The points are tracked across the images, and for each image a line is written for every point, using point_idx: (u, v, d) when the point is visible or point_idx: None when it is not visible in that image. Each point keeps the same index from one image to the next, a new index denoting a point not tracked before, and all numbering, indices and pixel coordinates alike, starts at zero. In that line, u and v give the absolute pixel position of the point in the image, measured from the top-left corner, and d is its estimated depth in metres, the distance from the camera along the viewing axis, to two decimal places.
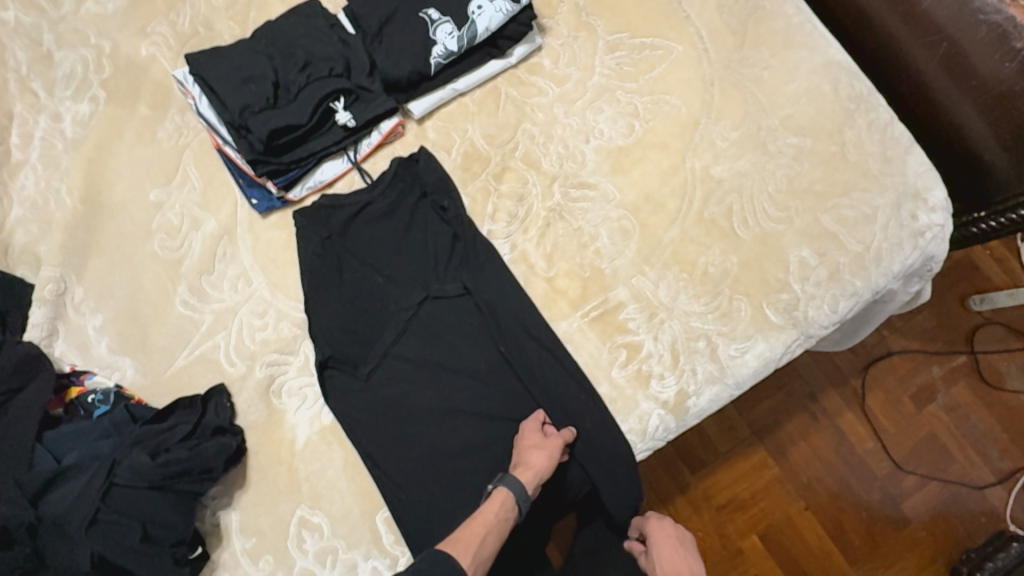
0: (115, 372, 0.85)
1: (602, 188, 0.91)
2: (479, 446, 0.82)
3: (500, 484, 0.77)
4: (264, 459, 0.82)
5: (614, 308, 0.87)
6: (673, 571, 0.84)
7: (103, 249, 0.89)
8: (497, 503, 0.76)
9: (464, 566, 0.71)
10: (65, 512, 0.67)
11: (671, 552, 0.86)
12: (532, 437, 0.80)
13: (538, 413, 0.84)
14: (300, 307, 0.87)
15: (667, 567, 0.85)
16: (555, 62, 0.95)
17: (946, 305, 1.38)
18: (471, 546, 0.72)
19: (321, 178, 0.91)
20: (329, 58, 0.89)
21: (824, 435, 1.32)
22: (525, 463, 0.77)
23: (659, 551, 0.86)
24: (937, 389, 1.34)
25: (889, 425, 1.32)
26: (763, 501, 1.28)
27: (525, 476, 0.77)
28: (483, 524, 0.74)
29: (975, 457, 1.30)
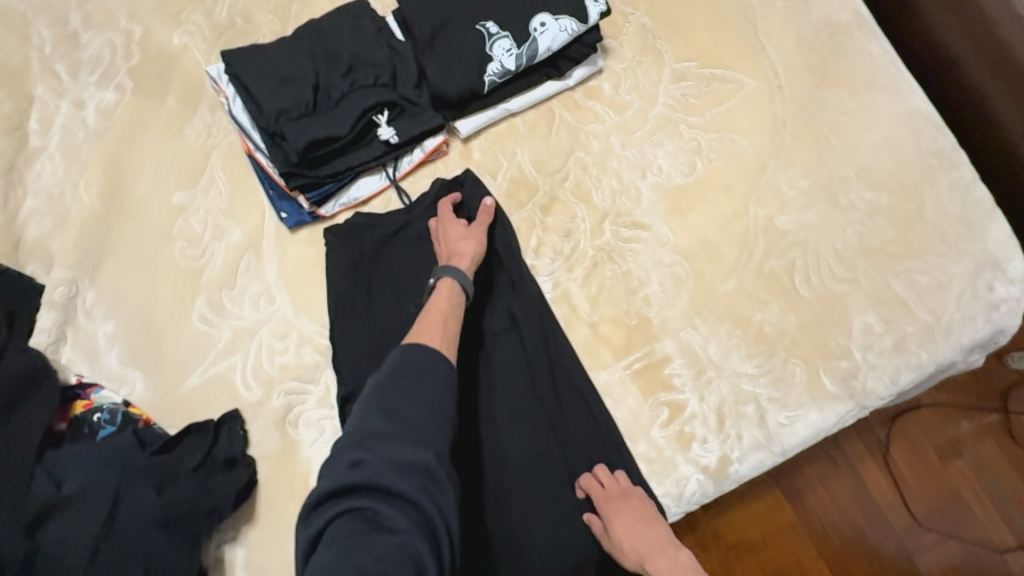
0: (124, 386, 0.79)
1: (656, 229, 0.85)
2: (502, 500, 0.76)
3: (439, 277, 0.75)
4: (275, 493, 0.77)
5: (659, 361, 0.81)
6: (637, 540, 0.73)
7: (119, 252, 0.83)
8: (445, 292, 0.74)
9: (434, 343, 0.67)
10: (66, 548, 0.63)
11: (632, 525, 0.73)
12: (597, 493, 0.75)
13: (446, 202, 0.82)
14: (325, 332, 0.81)
15: (630, 522, 0.73)
16: (616, 88, 0.88)
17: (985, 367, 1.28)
18: (433, 326, 0.69)
19: (357, 195, 0.85)
20: (373, 66, 0.83)
21: (840, 478, 1.20)
22: (459, 252, 0.77)
23: (622, 518, 0.73)
24: (966, 444, 1.20)
25: (910, 476, 1.19)
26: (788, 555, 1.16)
27: (461, 262, 0.77)
28: (437, 312, 0.71)
29: (1002, 525, 1.16)
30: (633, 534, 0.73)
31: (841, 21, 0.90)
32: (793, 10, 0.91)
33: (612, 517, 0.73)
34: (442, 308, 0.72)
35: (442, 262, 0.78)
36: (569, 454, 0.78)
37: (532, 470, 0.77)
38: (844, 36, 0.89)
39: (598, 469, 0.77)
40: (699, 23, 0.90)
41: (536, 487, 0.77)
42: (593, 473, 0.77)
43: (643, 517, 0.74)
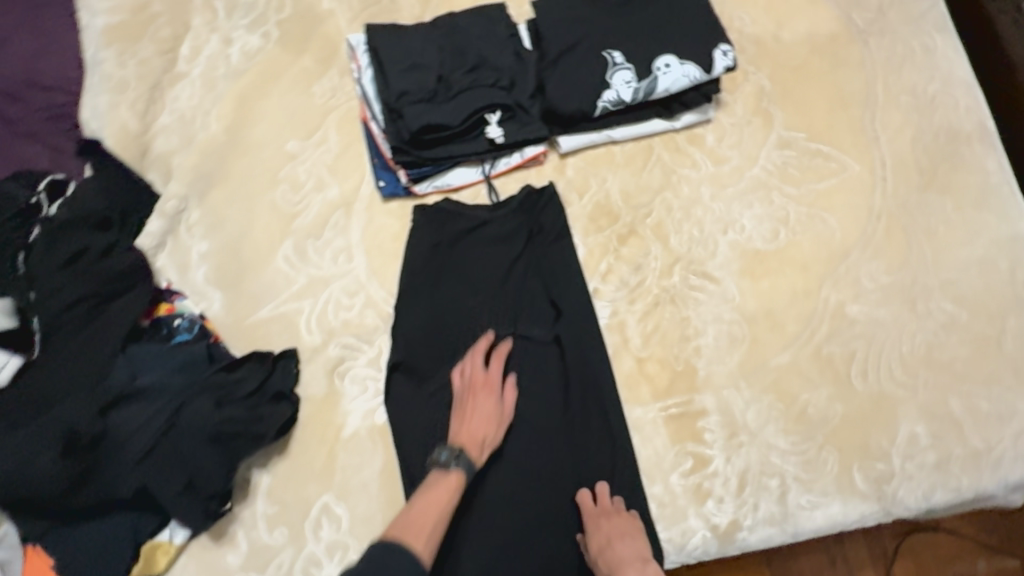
0: (202, 302, 0.86)
1: (723, 285, 0.86)
2: (514, 506, 0.78)
3: (450, 467, 0.74)
4: (309, 434, 0.83)
5: (695, 412, 0.82)
6: (616, 551, 0.73)
7: (227, 181, 0.90)
8: (444, 489, 0.73)
9: (417, 552, 0.67)
10: (128, 435, 0.70)
11: (604, 538, 0.74)
12: (586, 506, 0.77)
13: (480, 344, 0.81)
14: (390, 300, 0.86)
15: (612, 532, 0.74)
16: (719, 141, 0.90)
17: None
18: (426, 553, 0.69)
19: (450, 181, 0.89)
20: (498, 68, 0.87)
21: None
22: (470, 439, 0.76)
23: (605, 528, 0.75)
24: None
25: None
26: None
27: (467, 443, 0.76)
28: (435, 507, 0.71)
29: None
30: (613, 546, 0.74)
31: (963, 130, 0.89)
32: (916, 107, 0.90)
33: (595, 527, 0.75)
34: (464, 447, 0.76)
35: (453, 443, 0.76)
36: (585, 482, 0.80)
37: (549, 484, 0.79)
38: (963, 146, 0.88)
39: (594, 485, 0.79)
40: (818, 99, 0.91)
41: (550, 502, 0.79)
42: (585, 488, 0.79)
43: (624, 530, 0.75)
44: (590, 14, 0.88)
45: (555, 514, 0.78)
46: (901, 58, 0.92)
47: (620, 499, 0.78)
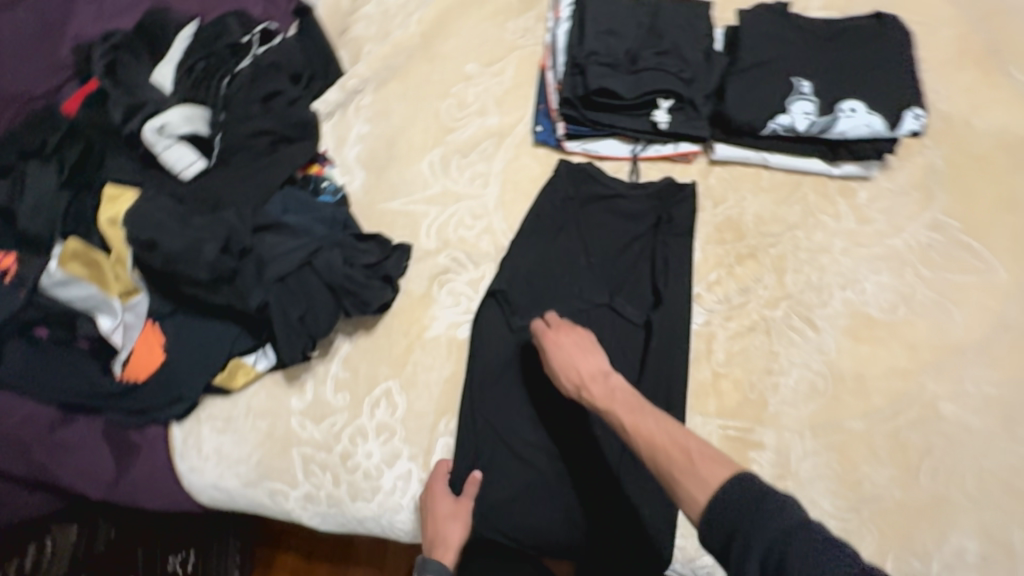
0: (346, 175, 0.94)
1: (822, 336, 0.86)
2: (552, 454, 0.83)
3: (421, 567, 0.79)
4: (397, 323, 0.89)
5: (751, 442, 0.83)
6: (578, 365, 0.76)
7: (404, 79, 0.97)
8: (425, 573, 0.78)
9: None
10: (270, 258, 0.76)
11: (563, 354, 0.77)
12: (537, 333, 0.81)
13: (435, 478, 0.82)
14: (507, 234, 0.91)
15: (570, 352, 0.77)
16: (869, 200, 0.90)
17: None
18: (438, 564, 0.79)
19: (599, 148, 0.93)
20: (686, 60, 0.90)
21: None
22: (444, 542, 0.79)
23: (561, 347, 0.78)
24: None
25: None
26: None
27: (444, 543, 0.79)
28: None
29: None
30: (574, 360, 0.77)
31: None
32: None
33: (554, 347, 0.78)
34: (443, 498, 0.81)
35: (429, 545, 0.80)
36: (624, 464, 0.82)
37: (592, 448, 0.83)
38: None
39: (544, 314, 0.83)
40: (987, 196, 0.88)
41: (587, 466, 0.83)
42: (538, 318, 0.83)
43: (583, 348, 0.78)
44: (792, 39, 0.89)
45: (588, 478, 0.82)
46: None
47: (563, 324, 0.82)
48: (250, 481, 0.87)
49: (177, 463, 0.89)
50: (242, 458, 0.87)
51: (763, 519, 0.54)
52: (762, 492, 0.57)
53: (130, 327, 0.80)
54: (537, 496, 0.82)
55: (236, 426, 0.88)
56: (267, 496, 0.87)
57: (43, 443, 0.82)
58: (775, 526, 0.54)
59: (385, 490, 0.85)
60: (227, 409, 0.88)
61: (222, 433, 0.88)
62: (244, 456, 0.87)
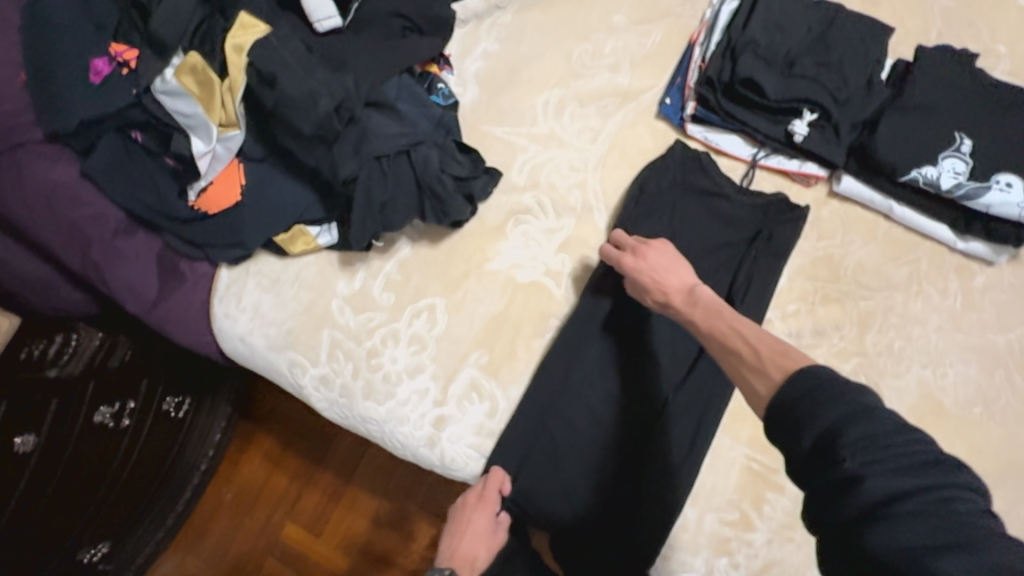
0: (460, 87, 0.92)
1: (884, 407, 0.80)
2: (569, 421, 0.83)
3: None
4: (461, 246, 0.87)
5: (772, 482, 0.79)
6: (663, 282, 0.76)
7: (549, 11, 0.93)
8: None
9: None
10: (371, 134, 0.74)
11: (645, 270, 0.77)
12: (615, 253, 0.79)
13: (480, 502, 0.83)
14: (598, 197, 0.88)
15: (651, 270, 0.77)
16: (985, 288, 0.83)
17: None
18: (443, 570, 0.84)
19: (721, 142, 0.88)
20: (846, 80, 0.83)
21: None
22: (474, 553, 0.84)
23: (643, 265, 0.77)
24: None
25: None
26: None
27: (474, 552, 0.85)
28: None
29: None
30: (656, 277, 0.77)
31: None
32: None
33: (635, 267, 0.77)
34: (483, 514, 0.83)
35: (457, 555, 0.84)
36: (637, 455, 0.82)
37: (611, 429, 0.83)
38: None
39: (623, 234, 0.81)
40: None
41: (599, 443, 0.83)
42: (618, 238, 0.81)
43: (666, 264, 0.77)
44: (967, 93, 0.82)
45: (596, 457, 0.82)
46: None
47: (644, 240, 0.80)
48: (276, 346, 0.88)
49: (213, 304, 0.90)
50: (275, 321, 0.88)
51: (836, 399, 0.55)
52: (835, 382, 0.57)
53: (218, 159, 0.81)
54: (539, 454, 0.83)
55: (281, 290, 0.88)
56: (285, 365, 0.88)
57: (104, 245, 0.85)
58: (842, 406, 0.54)
59: (398, 399, 0.85)
60: (277, 271, 0.88)
61: (265, 291, 0.88)
62: (277, 320, 0.88)
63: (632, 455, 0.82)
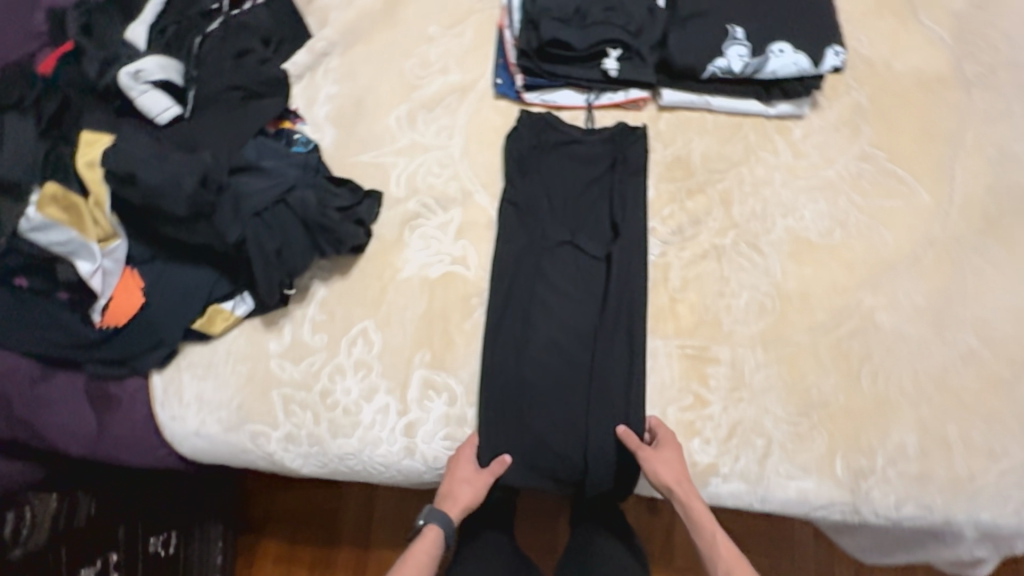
0: (317, 132, 0.98)
1: (768, 261, 0.92)
2: (524, 379, 0.88)
3: (432, 519, 0.88)
4: (371, 267, 0.93)
5: (708, 359, 0.89)
6: (686, 482, 0.84)
7: (371, 42, 1.02)
8: (430, 535, 0.88)
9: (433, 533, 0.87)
10: (246, 194, 0.80)
11: (678, 464, 0.83)
12: (667, 432, 0.86)
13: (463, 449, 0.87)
14: (473, 180, 0.96)
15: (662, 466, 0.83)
16: (805, 137, 0.97)
17: None
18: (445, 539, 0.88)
19: (557, 99, 0.99)
20: (631, 14, 0.97)
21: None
22: (454, 497, 0.87)
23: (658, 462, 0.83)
24: None
25: None
26: (672, 562, 1.26)
27: (452, 506, 0.87)
28: (421, 550, 0.87)
29: None
30: (679, 476, 0.83)
31: None
32: (998, 160, 0.94)
33: (648, 459, 0.83)
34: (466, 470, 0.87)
35: (440, 494, 0.88)
36: (593, 383, 0.88)
37: (562, 372, 0.89)
38: None
39: (660, 424, 0.86)
40: (909, 126, 0.97)
41: (556, 387, 0.88)
42: (649, 422, 0.87)
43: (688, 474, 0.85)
44: None
45: (558, 399, 0.88)
46: (998, 113, 0.97)
47: (669, 436, 0.85)
48: (231, 426, 0.89)
49: (157, 412, 0.90)
50: (222, 403, 0.90)
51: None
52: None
53: (109, 274, 0.83)
54: (507, 422, 0.88)
55: (217, 372, 0.90)
56: (248, 439, 0.89)
57: (24, 397, 0.84)
58: None
59: (364, 425, 0.88)
60: (207, 357, 0.90)
61: (202, 379, 0.90)
62: (224, 401, 0.90)
63: (590, 385, 0.89)
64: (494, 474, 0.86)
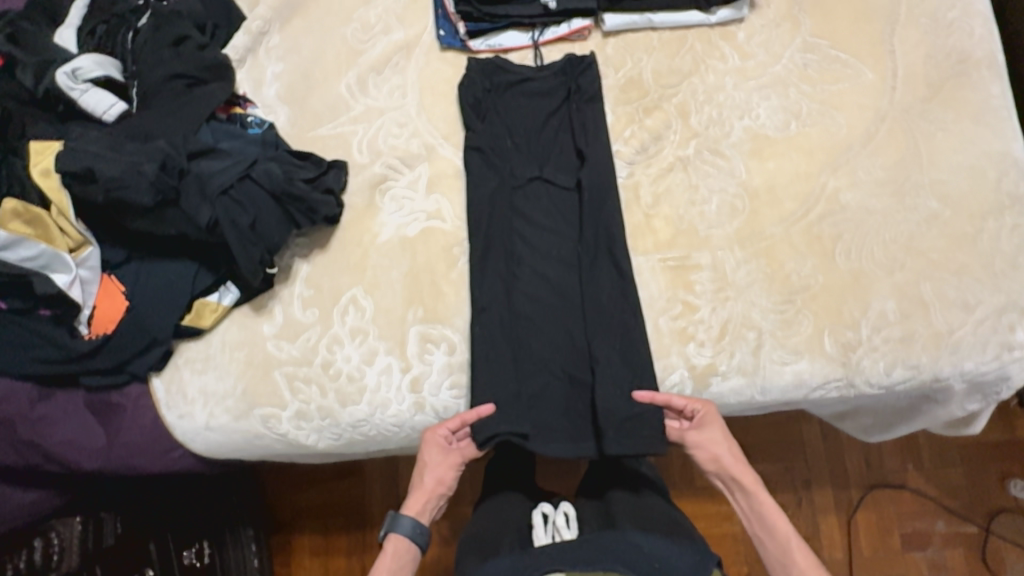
0: (270, 114, 0.97)
1: (732, 163, 0.95)
2: (516, 311, 0.91)
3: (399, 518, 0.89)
4: (348, 236, 0.93)
5: (691, 266, 0.92)
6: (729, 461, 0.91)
7: (307, 14, 1.00)
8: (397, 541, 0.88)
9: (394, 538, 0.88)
10: (210, 174, 0.80)
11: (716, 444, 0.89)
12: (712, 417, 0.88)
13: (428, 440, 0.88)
14: (434, 134, 0.96)
15: (713, 444, 0.89)
16: (748, 38, 0.99)
17: (928, 456, 1.45)
18: (409, 551, 0.88)
19: (503, 42, 1.00)
20: None
21: (780, 480, 1.43)
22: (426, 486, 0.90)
23: (706, 440, 0.89)
24: (860, 474, 1.44)
25: (822, 479, 1.43)
26: (692, 482, 1.31)
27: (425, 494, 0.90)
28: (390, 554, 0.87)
29: (871, 527, 1.42)
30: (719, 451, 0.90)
31: (974, 55, 0.96)
32: (933, 28, 0.98)
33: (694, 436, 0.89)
34: (428, 466, 0.90)
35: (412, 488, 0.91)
36: (583, 305, 0.91)
37: (552, 300, 0.92)
38: (971, 69, 0.96)
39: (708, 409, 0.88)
40: (846, 10, 0.99)
41: (547, 314, 0.92)
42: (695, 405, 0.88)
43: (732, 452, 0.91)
44: None
45: (552, 325, 0.91)
46: None
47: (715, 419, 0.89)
48: (241, 413, 0.90)
49: (164, 414, 0.90)
50: (227, 393, 0.90)
51: None
52: None
53: (87, 283, 0.83)
54: (507, 357, 0.89)
55: (216, 364, 0.91)
56: (260, 423, 0.90)
57: (25, 420, 0.84)
58: None
59: (371, 389, 0.89)
60: (203, 351, 0.91)
61: (202, 373, 0.91)
62: (229, 391, 0.90)
63: (580, 308, 0.92)
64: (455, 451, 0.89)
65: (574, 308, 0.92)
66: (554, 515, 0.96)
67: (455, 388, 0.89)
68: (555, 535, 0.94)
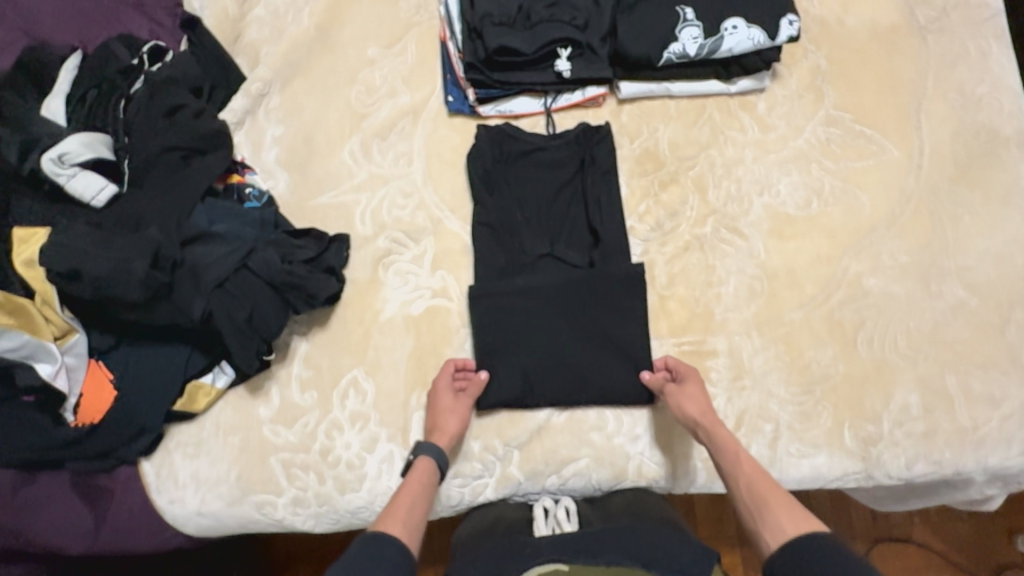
0: (269, 180, 0.93)
1: (751, 243, 0.91)
2: (528, 292, 0.88)
3: (418, 454, 0.81)
4: (350, 312, 0.89)
5: (706, 352, 0.88)
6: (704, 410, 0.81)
7: (310, 73, 0.96)
8: (419, 471, 0.79)
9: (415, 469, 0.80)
10: (206, 264, 0.77)
11: (700, 395, 0.82)
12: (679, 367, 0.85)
13: (449, 367, 0.86)
14: (441, 206, 0.92)
15: (688, 399, 0.81)
16: (769, 109, 0.95)
17: (939, 515, 1.41)
18: (433, 481, 0.80)
19: (513, 108, 0.96)
20: (575, 8, 0.93)
21: None
22: (440, 429, 0.82)
23: (684, 395, 0.82)
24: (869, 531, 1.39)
25: None
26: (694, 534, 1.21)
27: (440, 440, 0.82)
28: (406, 497, 0.76)
29: None
30: (698, 401, 0.82)
31: (1003, 133, 0.93)
32: (961, 104, 0.94)
33: (674, 394, 0.82)
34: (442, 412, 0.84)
35: (425, 433, 0.84)
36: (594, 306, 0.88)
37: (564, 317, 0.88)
38: (1000, 147, 0.92)
39: (678, 363, 0.85)
40: (871, 81, 0.95)
41: (556, 307, 0.88)
42: (669, 363, 0.86)
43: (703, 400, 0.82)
44: None
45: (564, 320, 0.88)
46: (955, 56, 0.95)
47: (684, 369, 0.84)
48: (233, 499, 0.86)
49: (154, 498, 0.86)
50: (220, 478, 0.86)
51: None
52: None
53: (74, 369, 0.79)
54: (519, 354, 0.87)
55: (208, 449, 0.86)
56: (254, 510, 0.86)
57: (10, 507, 0.81)
58: None
59: (371, 476, 0.85)
60: (196, 434, 0.87)
61: (195, 458, 0.86)
62: (221, 476, 0.86)
63: (597, 303, 0.88)
64: (471, 395, 0.84)
65: (578, 333, 0.87)
66: (554, 509, 0.85)
67: (476, 491, 0.86)
68: (556, 527, 0.83)
